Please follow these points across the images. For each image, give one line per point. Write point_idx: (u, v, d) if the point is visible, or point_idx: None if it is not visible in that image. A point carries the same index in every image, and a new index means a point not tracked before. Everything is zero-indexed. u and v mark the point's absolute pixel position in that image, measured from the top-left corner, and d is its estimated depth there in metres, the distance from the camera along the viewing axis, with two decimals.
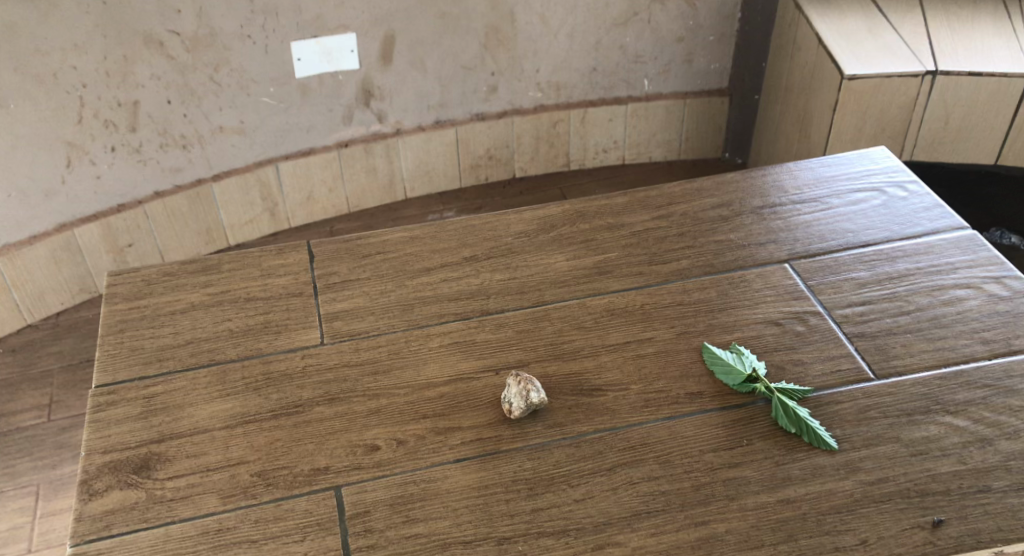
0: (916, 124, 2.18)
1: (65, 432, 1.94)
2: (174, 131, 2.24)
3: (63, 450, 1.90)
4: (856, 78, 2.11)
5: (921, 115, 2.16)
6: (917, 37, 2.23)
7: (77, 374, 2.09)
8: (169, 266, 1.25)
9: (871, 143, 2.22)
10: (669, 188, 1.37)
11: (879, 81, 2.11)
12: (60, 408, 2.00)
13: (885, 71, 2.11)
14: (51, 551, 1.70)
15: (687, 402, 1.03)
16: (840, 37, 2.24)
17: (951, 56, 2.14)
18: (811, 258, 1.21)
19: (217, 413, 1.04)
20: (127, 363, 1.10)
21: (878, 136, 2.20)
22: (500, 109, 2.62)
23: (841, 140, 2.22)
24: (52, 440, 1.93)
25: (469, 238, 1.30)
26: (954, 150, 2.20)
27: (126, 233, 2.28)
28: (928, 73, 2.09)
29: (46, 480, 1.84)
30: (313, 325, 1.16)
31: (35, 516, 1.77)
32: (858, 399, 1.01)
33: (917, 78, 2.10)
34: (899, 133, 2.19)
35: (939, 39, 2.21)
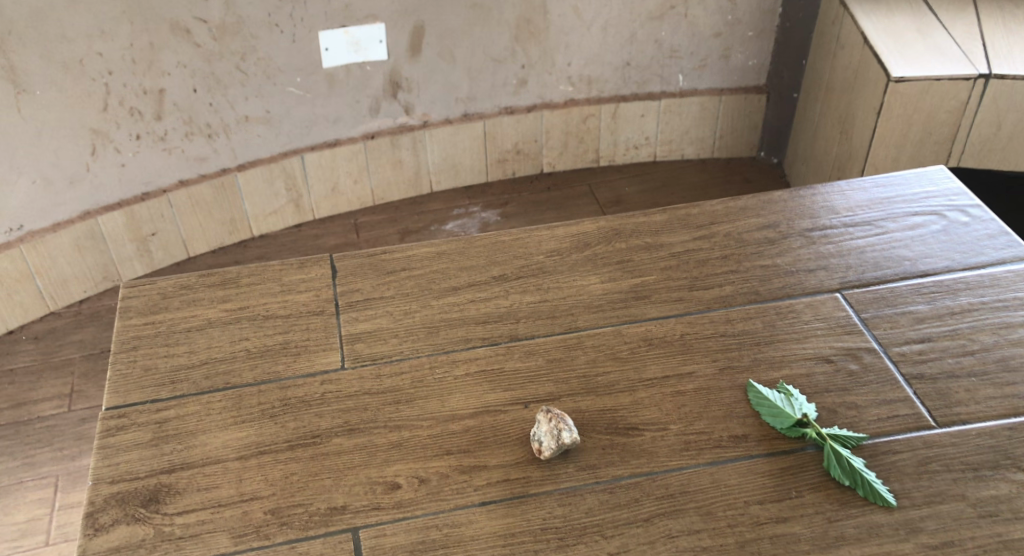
0: (966, 129, 2.06)
1: (85, 423, 1.91)
2: (200, 119, 2.18)
3: (82, 442, 1.86)
4: (903, 81, 2.00)
5: (971, 121, 2.05)
6: (969, 37, 2.13)
7: (98, 364, 2.06)
8: (187, 279, 1.20)
9: (917, 149, 2.11)
10: (711, 205, 1.29)
11: (927, 84, 2.00)
12: (80, 398, 1.96)
13: (935, 73, 2.00)
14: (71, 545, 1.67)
15: (731, 445, 0.96)
16: (888, 37, 2.14)
17: (1006, 58, 2.03)
18: (865, 288, 1.14)
19: (231, 442, 0.98)
20: (138, 385, 1.05)
21: (924, 141, 2.10)
22: (530, 104, 2.54)
23: (886, 146, 2.11)
24: (72, 431, 1.89)
25: (500, 254, 1.23)
26: (1005, 159, 2.07)
27: (148, 223, 2.23)
28: (981, 77, 1.99)
29: (66, 471, 1.81)
30: (333, 347, 1.09)
31: (53, 509, 1.74)
32: (919, 449, 0.93)
33: (968, 82, 1.99)
34: (947, 138, 2.08)
35: (993, 40, 2.10)
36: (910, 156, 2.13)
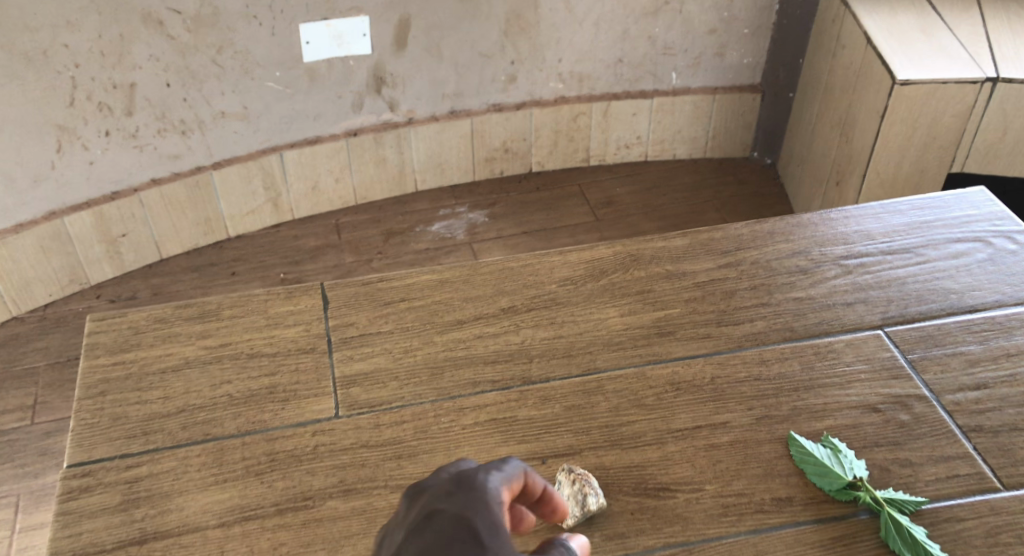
0: (970, 134, 1.93)
1: (49, 437, 1.77)
2: (173, 115, 2.04)
3: (47, 458, 1.73)
4: (909, 83, 1.87)
5: (976, 126, 1.92)
6: (975, 39, 2.02)
7: (64, 373, 1.92)
8: (161, 311, 1.07)
9: (921, 154, 1.97)
10: (735, 229, 1.20)
11: (933, 87, 1.87)
12: (44, 411, 1.83)
13: (941, 76, 1.86)
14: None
15: (775, 510, 0.86)
16: (891, 38, 2.02)
17: (1013, 62, 1.90)
18: (909, 325, 1.05)
19: (210, 506, 0.86)
20: (105, 437, 0.93)
21: (928, 146, 1.96)
22: (519, 101, 2.42)
23: (889, 151, 1.98)
24: (36, 446, 1.76)
25: (507, 284, 1.12)
26: (1011, 165, 1.95)
27: (118, 223, 2.09)
28: (988, 80, 1.85)
29: (28, 490, 1.67)
30: (326, 392, 0.98)
31: (13, 531, 1.61)
32: (986, 516, 0.84)
33: (975, 85, 1.86)
34: (952, 143, 1.94)
35: (999, 42, 1.99)
36: (913, 161, 1.99)
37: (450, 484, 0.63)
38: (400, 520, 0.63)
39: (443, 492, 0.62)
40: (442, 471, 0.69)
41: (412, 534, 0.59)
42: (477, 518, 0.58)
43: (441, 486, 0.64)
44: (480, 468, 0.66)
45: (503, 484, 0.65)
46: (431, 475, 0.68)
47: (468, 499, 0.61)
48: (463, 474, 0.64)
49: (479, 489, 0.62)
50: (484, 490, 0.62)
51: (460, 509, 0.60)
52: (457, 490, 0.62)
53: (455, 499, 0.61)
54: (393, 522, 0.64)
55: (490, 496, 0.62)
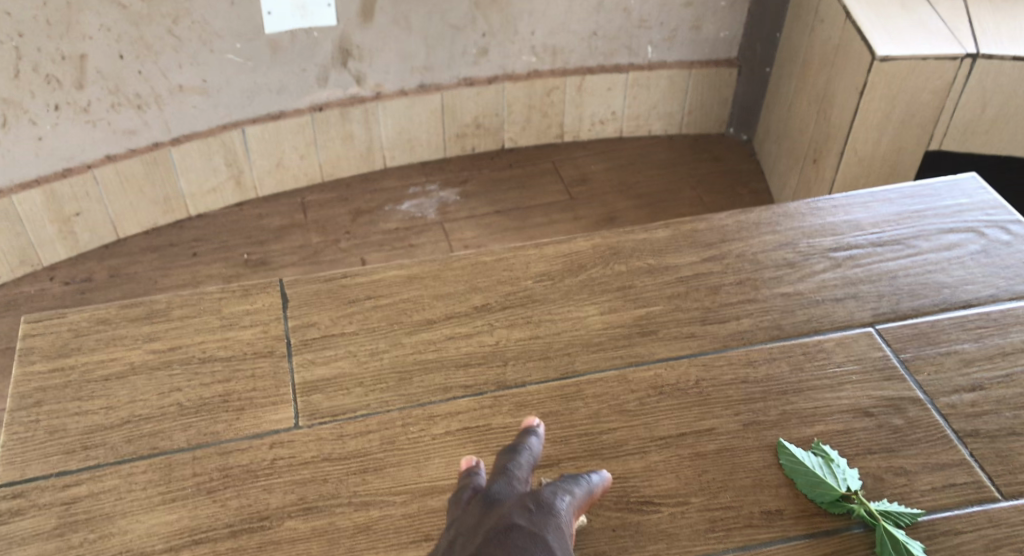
0: (949, 111, 1.87)
1: None
2: (128, 89, 1.93)
3: None
4: (888, 60, 1.80)
5: (954, 103, 1.86)
6: (955, 14, 1.96)
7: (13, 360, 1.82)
8: (105, 311, 0.99)
9: (899, 132, 1.92)
10: (719, 219, 1.14)
11: (912, 64, 1.80)
12: None
13: (920, 52, 1.80)
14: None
15: (765, 524, 0.81)
16: (870, 13, 1.96)
17: (993, 38, 1.84)
18: (902, 321, 1.00)
19: (157, 529, 0.79)
20: (41, 453, 0.85)
21: (907, 123, 1.90)
22: (490, 75, 2.32)
23: (867, 128, 1.92)
24: None
25: (480, 279, 1.05)
26: (989, 143, 1.90)
27: (71, 201, 1.99)
28: (968, 57, 1.79)
29: None
30: (285, 400, 0.91)
31: None
32: (985, 528, 0.80)
33: (955, 62, 1.80)
34: (930, 120, 1.89)
35: (980, 17, 1.93)
36: (891, 138, 1.93)
37: (530, 502, 0.74)
38: (474, 520, 0.74)
39: (522, 507, 0.73)
40: (510, 478, 0.78)
41: (493, 539, 0.70)
42: (554, 545, 0.71)
43: (520, 499, 0.75)
44: (551, 488, 0.77)
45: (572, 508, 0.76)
46: (498, 482, 0.78)
47: (547, 522, 0.73)
48: (539, 494, 0.75)
49: (555, 512, 0.74)
50: (560, 516, 0.74)
51: (539, 530, 0.72)
52: (537, 511, 0.73)
53: (534, 517, 0.73)
54: (462, 518, 0.75)
55: (562, 522, 0.74)
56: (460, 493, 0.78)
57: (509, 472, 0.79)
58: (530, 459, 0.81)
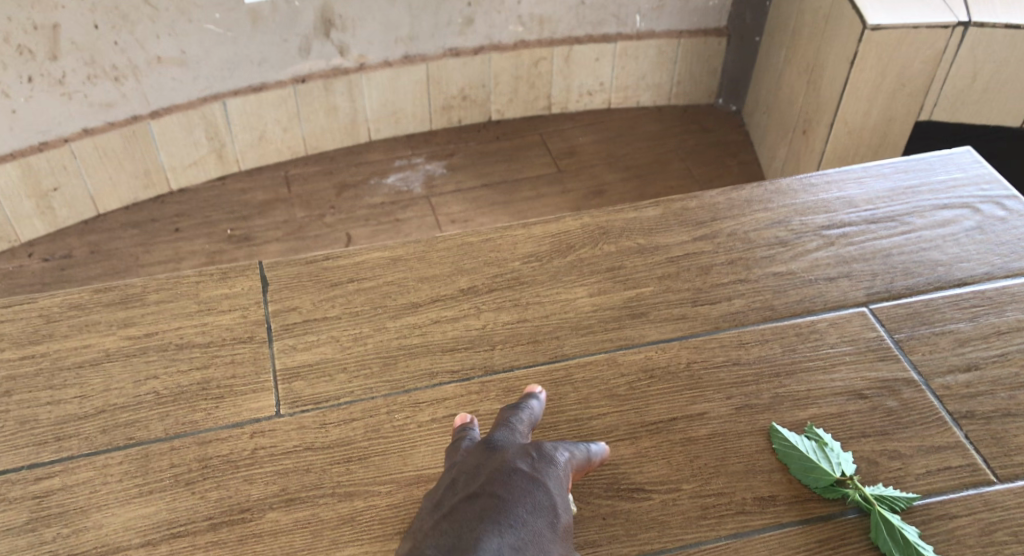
0: (939, 81, 1.84)
1: None
2: (104, 60, 1.87)
3: None
4: (880, 29, 1.77)
5: (945, 73, 1.83)
6: None
7: None
8: (78, 295, 0.96)
9: (889, 102, 1.89)
10: (710, 196, 1.12)
11: (904, 33, 1.77)
12: None
13: (912, 20, 1.76)
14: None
15: (757, 511, 0.80)
16: None
17: (987, 5, 1.80)
18: (896, 301, 0.99)
19: (135, 523, 0.77)
20: (12, 445, 0.82)
21: (897, 93, 1.87)
22: (476, 46, 2.27)
23: (857, 99, 1.89)
24: None
25: (467, 260, 1.03)
26: (979, 113, 1.88)
27: (49, 175, 1.94)
28: (961, 25, 1.75)
29: None
30: (266, 387, 0.88)
31: None
32: (980, 512, 0.79)
33: (947, 30, 1.76)
34: (921, 90, 1.86)
35: None
36: (881, 109, 1.90)
37: (531, 449, 0.76)
38: (476, 462, 0.75)
39: (525, 453, 0.75)
40: (512, 429, 0.80)
41: (496, 479, 0.72)
42: (554, 492, 0.73)
43: (521, 446, 0.76)
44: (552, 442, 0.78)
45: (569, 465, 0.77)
46: (500, 430, 0.79)
47: (547, 469, 0.74)
48: (542, 445, 0.77)
49: (556, 463, 0.76)
50: (560, 466, 0.76)
51: (540, 476, 0.73)
52: (538, 458, 0.75)
53: (535, 463, 0.74)
54: (463, 461, 0.76)
55: (562, 473, 0.75)
56: (461, 440, 0.80)
57: (512, 425, 0.80)
58: (530, 417, 0.82)
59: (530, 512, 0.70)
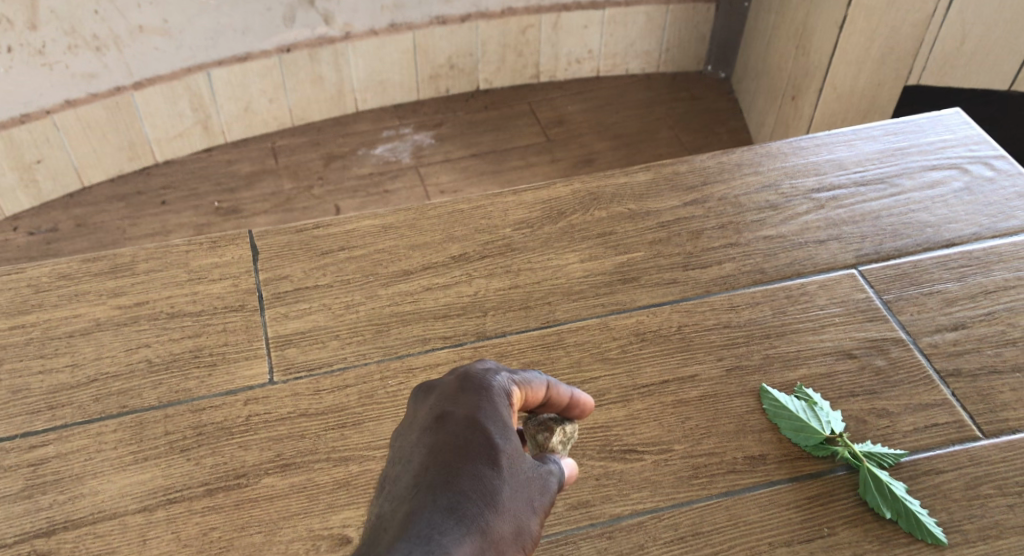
0: (928, 45, 1.83)
1: None
2: (84, 30, 1.83)
3: None
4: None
5: (934, 36, 1.81)
6: None
7: None
8: (67, 265, 0.95)
9: (879, 66, 1.89)
10: (700, 160, 1.12)
11: None
12: None
13: None
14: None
15: (748, 470, 0.81)
16: None
17: None
18: (885, 263, 0.99)
19: (132, 489, 0.77)
20: (6, 414, 0.82)
21: (886, 57, 1.87)
22: (463, 13, 2.24)
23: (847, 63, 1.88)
24: None
25: (458, 227, 1.02)
26: (967, 76, 1.86)
27: (32, 147, 1.91)
28: None
29: None
30: (259, 355, 0.88)
31: None
32: (965, 467, 0.80)
33: None
34: (910, 54, 1.86)
35: None
36: (871, 74, 1.91)
37: (456, 383, 0.67)
38: (408, 419, 0.67)
39: (450, 389, 0.67)
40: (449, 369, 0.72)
41: (424, 434, 0.64)
42: (491, 421, 0.64)
43: (447, 384, 0.68)
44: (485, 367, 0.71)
45: (514, 389, 0.68)
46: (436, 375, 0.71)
47: (477, 400, 0.65)
48: (469, 368, 0.69)
49: (486, 390, 0.66)
50: (491, 391, 0.67)
51: (470, 408, 0.65)
52: (465, 393, 0.66)
53: (463, 400, 0.65)
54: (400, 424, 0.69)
55: (500, 394, 0.67)
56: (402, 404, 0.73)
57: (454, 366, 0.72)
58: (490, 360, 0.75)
59: (465, 462, 0.61)
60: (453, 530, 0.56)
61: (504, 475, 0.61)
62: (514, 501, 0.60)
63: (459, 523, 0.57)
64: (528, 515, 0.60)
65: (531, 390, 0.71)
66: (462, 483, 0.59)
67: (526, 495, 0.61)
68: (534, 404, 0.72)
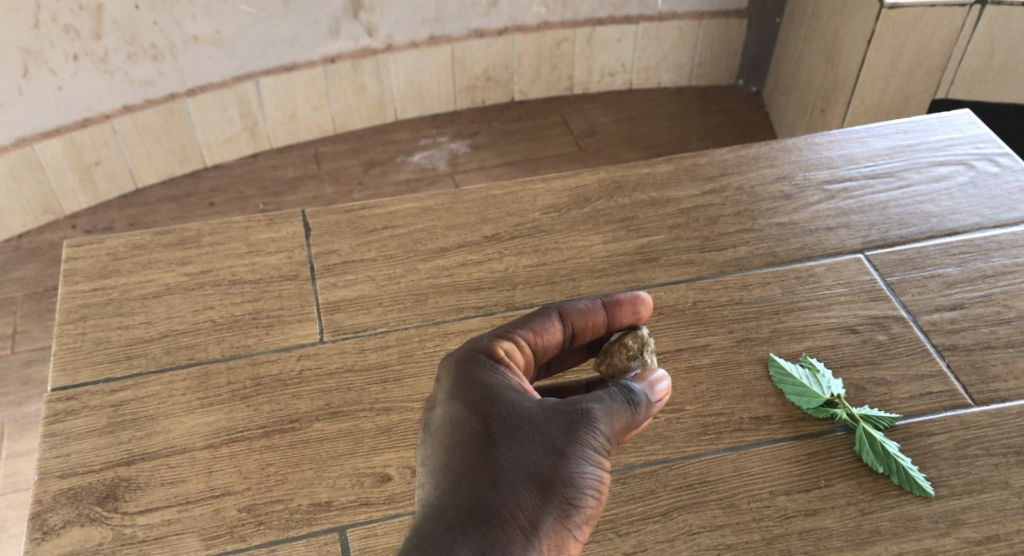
0: (956, 60, 1.88)
1: (31, 365, 1.76)
2: (144, 40, 1.95)
3: (30, 386, 1.72)
4: (896, 8, 1.81)
5: (963, 50, 1.85)
6: None
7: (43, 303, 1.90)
8: (141, 237, 1.06)
9: (906, 80, 1.94)
10: (720, 154, 1.20)
11: (920, 11, 1.81)
12: (24, 339, 1.81)
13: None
14: (19, 495, 1.56)
15: (753, 428, 0.88)
16: None
17: None
18: (889, 249, 1.06)
19: (199, 429, 0.87)
20: (90, 361, 0.93)
21: (913, 72, 1.92)
22: (501, 27, 2.33)
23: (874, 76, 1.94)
24: (18, 375, 1.74)
25: (491, 211, 1.11)
26: (997, 90, 1.89)
27: (92, 150, 2.04)
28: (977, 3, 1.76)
29: (12, 418, 1.67)
30: (311, 317, 0.98)
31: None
32: (956, 430, 0.87)
33: (963, 8, 1.78)
34: (937, 68, 1.90)
35: None
36: (897, 87, 1.96)
37: (453, 380, 0.75)
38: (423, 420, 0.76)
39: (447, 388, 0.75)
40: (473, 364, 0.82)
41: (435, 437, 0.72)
42: (480, 398, 0.72)
43: (445, 382, 0.76)
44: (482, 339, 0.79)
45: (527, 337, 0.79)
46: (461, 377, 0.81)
47: (471, 390, 0.73)
48: (459, 356, 0.76)
49: (478, 376, 0.74)
50: (483, 375, 0.74)
51: (467, 400, 0.72)
52: (460, 386, 0.74)
53: (459, 395, 0.73)
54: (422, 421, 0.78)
55: (490, 363, 0.75)
56: None
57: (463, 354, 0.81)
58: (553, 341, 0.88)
59: (472, 454, 0.69)
60: (470, 521, 0.65)
61: (511, 441, 0.69)
62: (531, 458, 0.68)
63: (478, 504, 0.66)
64: (552, 463, 0.68)
65: (546, 331, 0.81)
66: (468, 474, 0.68)
67: (544, 446, 0.69)
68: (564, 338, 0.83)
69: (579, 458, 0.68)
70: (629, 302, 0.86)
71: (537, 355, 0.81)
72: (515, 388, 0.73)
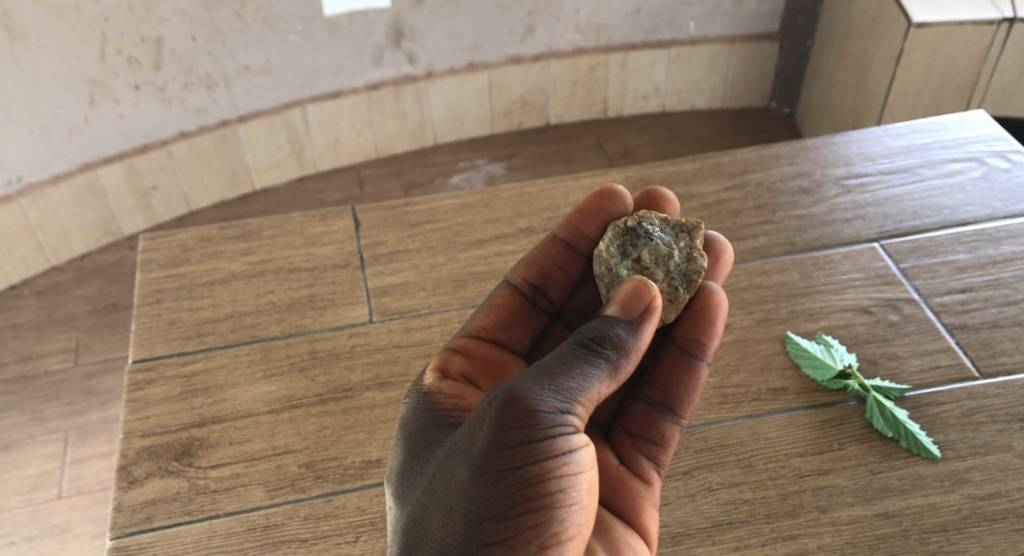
0: (987, 75, 1.87)
1: (92, 378, 1.73)
2: (199, 69, 1.90)
3: (91, 397, 1.69)
4: (924, 27, 1.84)
5: (994, 66, 1.85)
6: None
7: (105, 318, 1.86)
8: (206, 231, 1.17)
9: (936, 97, 1.95)
10: (742, 153, 1.27)
11: (948, 30, 1.83)
12: (86, 352, 1.78)
13: (957, 17, 1.81)
14: (83, 498, 1.55)
15: (770, 399, 0.94)
16: None
17: None
18: (903, 238, 1.12)
19: (263, 396, 0.96)
20: (164, 337, 1.03)
21: (943, 88, 1.92)
22: (536, 53, 2.25)
23: (904, 94, 1.96)
24: (80, 386, 1.72)
25: (525, 207, 1.20)
26: None
27: (150, 174, 1.98)
28: (1006, 20, 1.78)
29: (74, 426, 1.65)
30: (360, 300, 1.07)
31: (64, 463, 1.60)
32: (963, 400, 0.93)
33: (992, 26, 1.79)
34: (968, 85, 1.90)
35: None
36: (928, 104, 1.97)
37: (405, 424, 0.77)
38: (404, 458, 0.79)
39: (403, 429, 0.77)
40: None
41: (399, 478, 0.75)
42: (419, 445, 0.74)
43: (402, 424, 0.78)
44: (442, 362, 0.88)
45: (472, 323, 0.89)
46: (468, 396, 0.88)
47: (418, 431, 0.75)
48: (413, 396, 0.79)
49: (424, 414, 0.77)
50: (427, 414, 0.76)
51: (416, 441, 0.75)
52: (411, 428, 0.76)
53: (411, 435, 0.76)
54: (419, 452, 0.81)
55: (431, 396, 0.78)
56: None
57: None
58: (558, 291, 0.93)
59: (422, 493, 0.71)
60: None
61: (449, 471, 0.69)
62: (464, 482, 0.68)
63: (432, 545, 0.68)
64: (481, 477, 0.66)
65: (485, 310, 0.90)
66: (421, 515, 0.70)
67: (469, 463, 0.67)
68: (511, 299, 0.90)
69: (505, 456, 0.66)
70: (582, 216, 0.94)
71: (496, 327, 0.89)
72: (441, 427, 0.75)
